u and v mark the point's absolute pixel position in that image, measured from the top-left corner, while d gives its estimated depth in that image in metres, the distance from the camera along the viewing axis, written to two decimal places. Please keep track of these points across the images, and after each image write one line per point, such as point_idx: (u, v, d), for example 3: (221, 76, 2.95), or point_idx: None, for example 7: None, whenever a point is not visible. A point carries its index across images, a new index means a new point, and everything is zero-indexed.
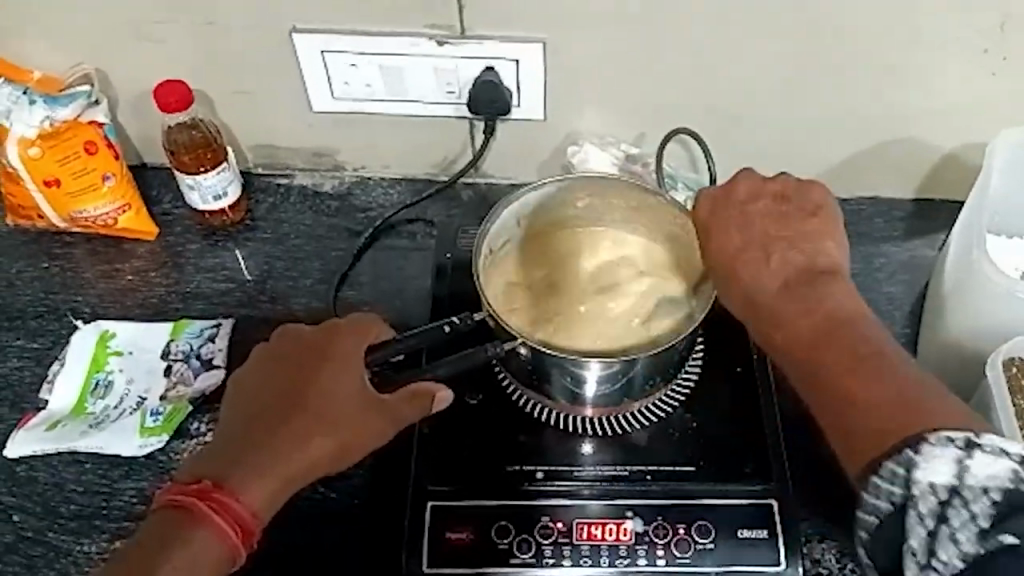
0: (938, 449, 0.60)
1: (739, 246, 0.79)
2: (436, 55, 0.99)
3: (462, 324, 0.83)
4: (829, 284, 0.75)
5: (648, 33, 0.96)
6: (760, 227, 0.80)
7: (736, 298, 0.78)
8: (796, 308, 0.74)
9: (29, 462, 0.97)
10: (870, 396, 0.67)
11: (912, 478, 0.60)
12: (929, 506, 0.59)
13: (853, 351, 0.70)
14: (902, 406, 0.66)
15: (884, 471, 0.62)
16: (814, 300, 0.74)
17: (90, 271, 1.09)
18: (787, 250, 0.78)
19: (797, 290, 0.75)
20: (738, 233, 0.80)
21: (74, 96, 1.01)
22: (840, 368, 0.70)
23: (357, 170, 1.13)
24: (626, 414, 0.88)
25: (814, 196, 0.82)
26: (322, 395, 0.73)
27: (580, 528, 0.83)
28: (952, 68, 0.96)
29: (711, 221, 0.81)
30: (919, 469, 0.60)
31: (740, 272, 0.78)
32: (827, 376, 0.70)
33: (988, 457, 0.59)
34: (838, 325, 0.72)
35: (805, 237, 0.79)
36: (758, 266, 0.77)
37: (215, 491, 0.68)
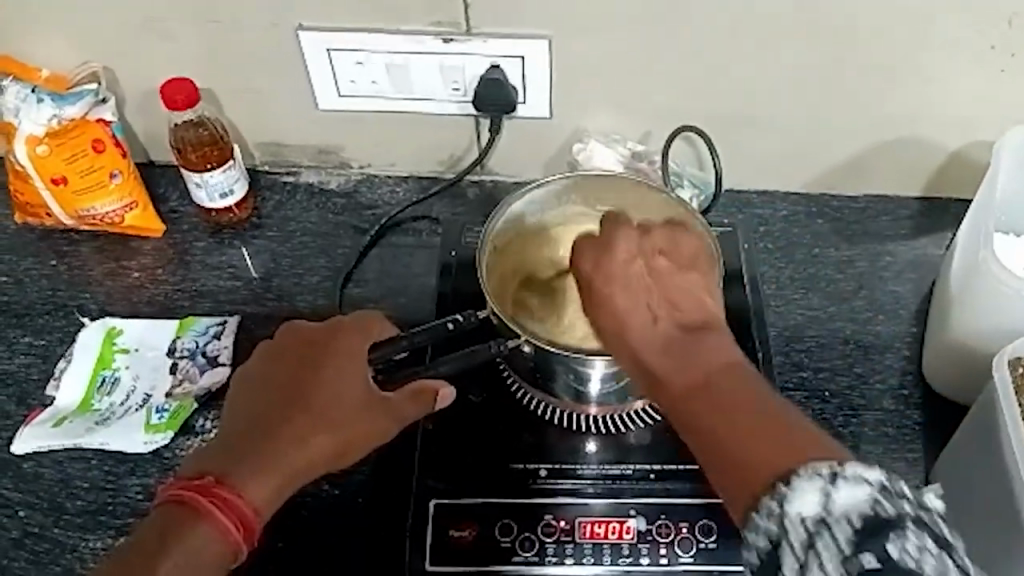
0: (806, 480, 0.55)
1: (614, 297, 0.69)
2: (441, 53, 0.99)
3: (466, 322, 0.83)
4: (704, 337, 0.66)
5: (648, 32, 0.96)
6: (640, 278, 0.70)
7: (620, 352, 0.69)
8: (669, 361, 0.65)
9: (35, 458, 0.97)
10: (742, 443, 0.60)
11: (784, 512, 0.55)
12: (798, 537, 0.54)
13: (725, 396, 0.62)
14: (772, 451, 0.59)
15: (761, 508, 0.56)
16: (688, 351, 0.65)
17: (97, 269, 1.09)
18: (663, 307, 0.68)
19: (673, 344, 0.66)
20: (621, 289, 0.69)
21: (81, 95, 1.02)
22: (712, 414, 0.62)
23: (363, 168, 1.14)
24: (628, 412, 0.88)
25: (688, 246, 0.73)
26: (325, 394, 0.73)
27: (583, 527, 0.82)
28: (959, 65, 0.95)
29: (593, 279, 0.71)
30: (790, 503, 0.55)
31: (615, 325, 0.68)
32: (703, 428, 0.62)
33: (851, 483, 0.54)
34: (714, 374, 0.64)
35: (678, 291, 0.69)
36: (632, 318, 0.68)
37: (217, 488, 0.68)
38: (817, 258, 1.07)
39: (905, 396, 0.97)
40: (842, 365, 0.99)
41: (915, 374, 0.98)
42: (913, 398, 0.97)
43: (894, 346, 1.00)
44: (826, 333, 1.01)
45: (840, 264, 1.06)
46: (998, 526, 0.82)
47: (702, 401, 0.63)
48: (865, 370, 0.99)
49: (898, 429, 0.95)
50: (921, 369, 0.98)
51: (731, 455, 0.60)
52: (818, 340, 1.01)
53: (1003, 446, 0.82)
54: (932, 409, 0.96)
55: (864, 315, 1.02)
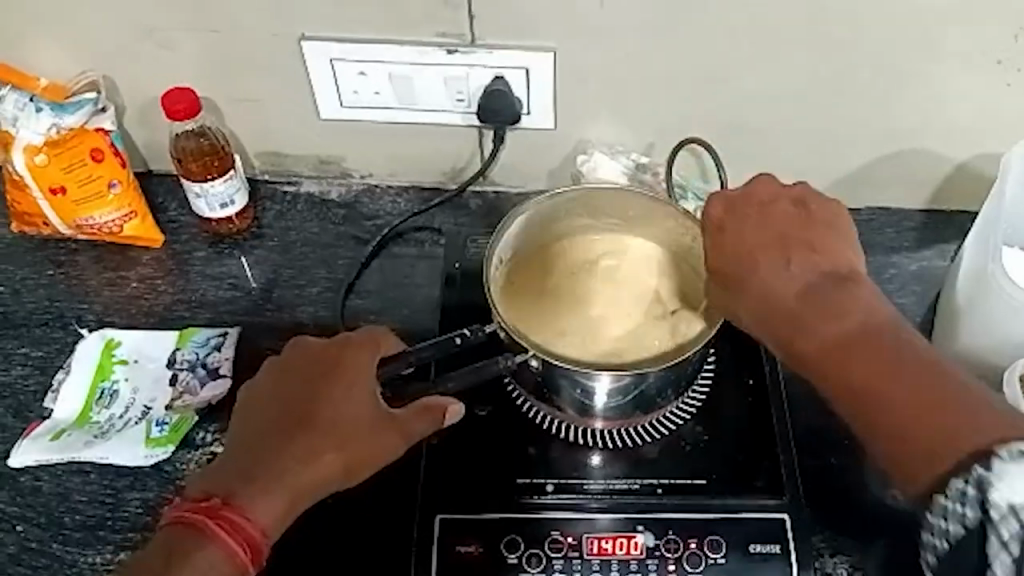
0: (1011, 468, 0.59)
1: (754, 250, 0.79)
2: (445, 65, 0.98)
3: (473, 336, 0.82)
4: (850, 291, 0.74)
5: (655, 44, 0.95)
6: (780, 234, 0.79)
7: (751, 304, 0.78)
8: (822, 324, 0.73)
9: (34, 471, 0.96)
10: (910, 404, 0.67)
11: (987, 499, 0.59)
12: (1009, 528, 0.58)
13: (882, 357, 0.70)
14: (948, 419, 0.66)
15: (954, 491, 0.62)
16: (837, 309, 0.73)
17: (94, 279, 1.08)
18: (807, 261, 0.77)
19: (818, 299, 0.74)
20: (754, 236, 0.79)
21: (80, 104, 1.01)
22: (868, 374, 0.70)
23: (364, 178, 1.13)
24: (636, 426, 0.87)
25: (829, 204, 0.81)
26: (333, 413, 0.72)
27: (590, 542, 0.82)
28: (965, 78, 0.95)
29: (728, 227, 0.81)
30: (996, 491, 0.59)
31: (754, 279, 0.78)
32: (868, 388, 0.69)
33: None
34: (871, 334, 0.71)
35: (817, 245, 0.78)
36: (776, 273, 0.77)
37: (224, 509, 0.67)
38: None
39: None
40: None
41: None
42: None
43: None
44: None
45: None
46: None
47: (857, 363, 0.71)
48: None
49: None
50: None
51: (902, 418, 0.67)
52: None
53: None
54: None
55: None
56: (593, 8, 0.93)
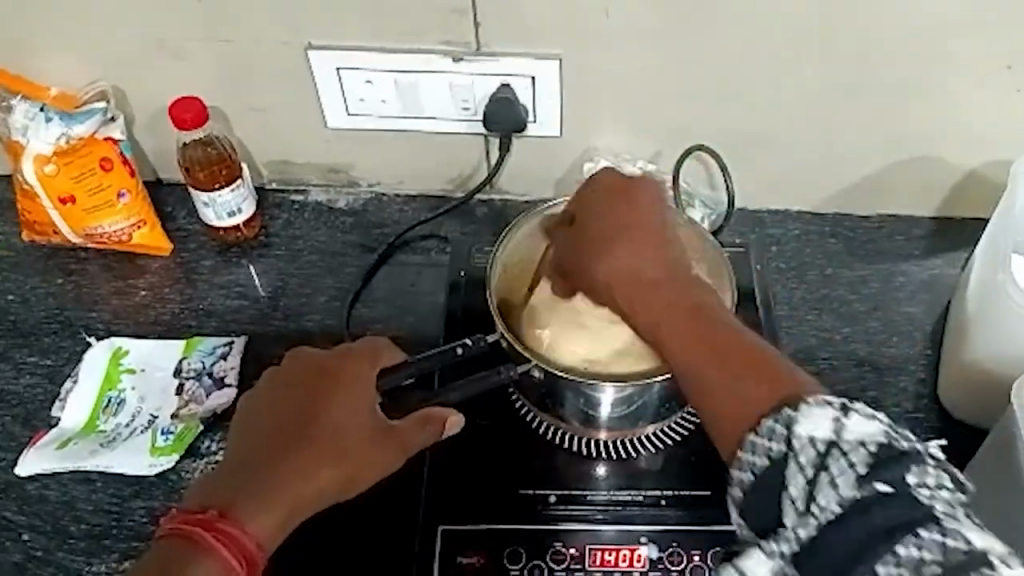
0: (816, 409, 0.60)
1: (599, 237, 0.79)
2: (451, 73, 0.98)
3: (475, 347, 0.83)
4: (665, 285, 0.74)
5: (661, 52, 0.95)
6: (609, 230, 0.78)
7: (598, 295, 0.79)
8: (647, 294, 0.74)
9: (40, 480, 0.96)
10: (720, 379, 0.67)
11: (791, 433, 0.59)
12: (808, 458, 0.58)
13: (688, 323, 0.71)
14: (739, 380, 0.66)
15: (760, 430, 0.62)
16: (649, 283, 0.75)
17: (103, 288, 1.09)
18: (634, 242, 0.77)
19: (634, 275, 0.75)
20: (592, 236, 0.79)
21: (91, 113, 1.02)
22: (689, 351, 0.70)
23: (372, 186, 1.13)
24: (640, 437, 0.87)
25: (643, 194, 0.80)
26: (331, 425, 0.72)
27: (593, 554, 0.81)
28: (976, 84, 0.94)
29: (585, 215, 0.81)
30: (801, 425, 0.59)
31: (590, 262, 0.79)
32: (696, 351, 0.69)
33: (864, 418, 0.58)
34: (691, 306, 0.72)
35: (648, 229, 0.78)
36: (610, 256, 0.77)
37: (220, 522, 0.67)
38: (830, 278, 1.05)
39: (921, 421, 0.96)
40: (854, 388, 0.97)
41: (930, 398, 0.97)
42: (930, 422, 0.95)
43: (908, 367, 0.99)
44: (840, 355, 1.00)
45: (853, 284, 1.05)
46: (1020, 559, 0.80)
47: (675, 340, 0.71)
48: (880, 393, 0.97)
49: None
50: (936, 392, 0.97)
51: (712, 378, 0.67)
52: (832, 362, 0.99)
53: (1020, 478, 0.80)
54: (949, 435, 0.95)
55: (878, 336, 1.01)
56: (599, 15, 0.93)
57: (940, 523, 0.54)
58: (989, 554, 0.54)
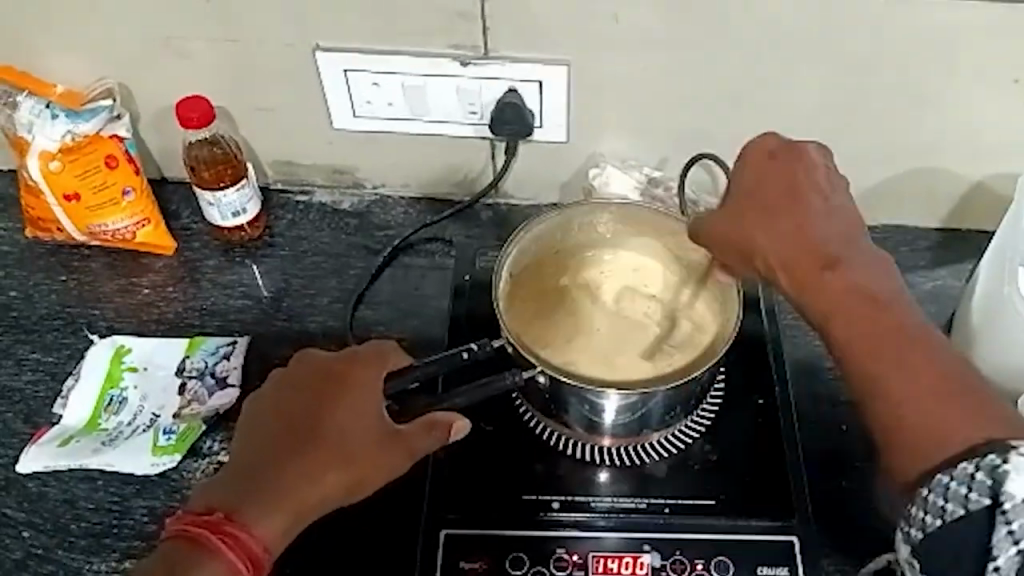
0: None
1: (776, 216, 0.76)
2: (460, 76, 0.98)
3: (479, 351, 0.82)
4: (847, 270, 0.73)
5: (670, 59, 0.95)
6: (782, 208, 0.77)
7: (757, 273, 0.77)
8: (851, 293, 0.72)
9: (41, 477, 0.96)
10: (911, 387, 0.67)
11: (1006, 490, 0.60)
12: None
13: (902, 336, 0.69)
14: (954, 407, 0.66)
15: (957, 474, 0.62)
16: (852, 284, 0.72)
17: (106, 285, 1.09)
18: (824, 233, 0.75)
19: (839, 272, 0.73)
20: (766, 213, 0.77)
21: (96, 111, 1.02)
22: (883, 352, 0.69)
23: (377, 188, 1.13)
24: (644, 444, 0.87)
25: (818, 175, 0.78)
26: (337, 428, 0.72)
27: (596, 561, 0.81)
28: (982, 97, 0.94)
29: (750, 184, 0.79)
30: (1014, 484, 0.60)
31: (758, 232, 0.77)
32: (877, 353, 0.69)
33: None
34: (870, 298, 0.71)
35: (829, 215, 0.76)
36: (779, 230, 0.76)
37: (226, 524, 0.67)
38: None
39: None
40: None
41: None
42: None
43: None
44: None
45: None
46: None
47: (862, 335, 0.70)
48: None
49: None
50: None
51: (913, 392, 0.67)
52: None
53: None
54: None
55: None
56: (608, 22, 0.93)
57: None
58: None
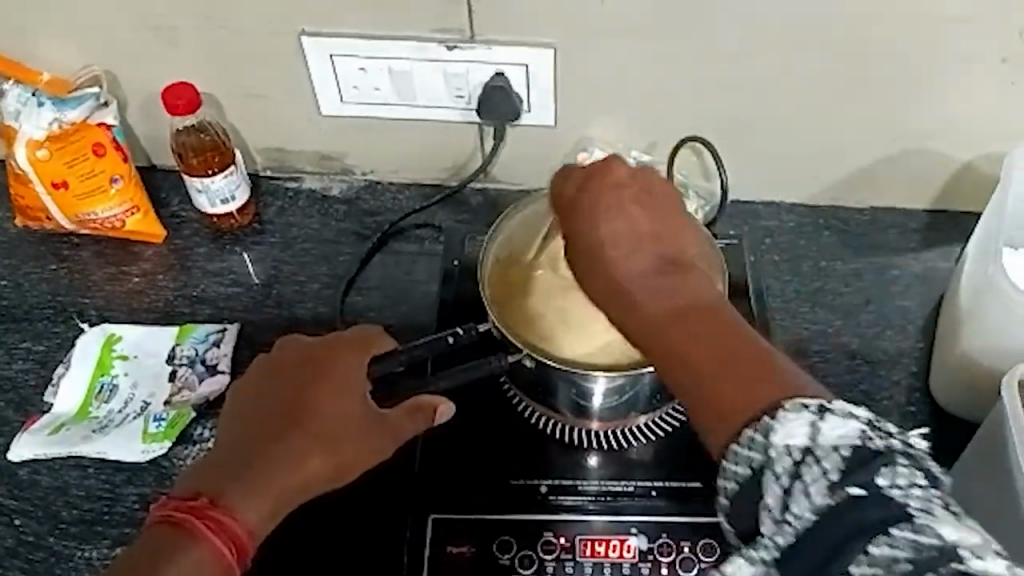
0: (793, 414, 0.57)
1: (607, 222, 0.73)
2: (446, 60, 0.98)
3: (465, 335, 0.83)
4: (682, 276, 0.70)
5: (656, 42, 0.95)
6: (636, 215, 0.73)
7: (598, 280, 0.72)
8: (660, 296, 0.68)
9: (32, 465, 0.96)
10: (720, 371, 0.62)
11: (768, 442, 0.57)
12: (784, 466, 0.55)
13: (705, 326, 0.65)
14: (756, 378, 0.61)
15: (743, 439, 0.58)
16: (665, 285, 0.69)
17: (97, 273, 1.09)
18: (648, 241, 0.72)
19: (650, 279, 0.70)
20: (617, 217, 0.73)
21: (82, 99, 1.01)
22: (698, 346, 0.64)
23: (366, 174, 1.13)
24: (631, 428, 0.87)
25: (669, 199, 0.75)
26: (320, 412, 0.72)
27: (583, 544, 0.81)
28: (970, 78, 0.94)
29: (580, 201, 0.75)
30: (776, 432, 0.56)
31: (596, 232, 0.73)
32: (708, 347, 0.64)
33: (840, 419, 0.56)
34: (690, 304, 0.67)
35: (661, 227, 0.73)
36: (613, 240, 0.72)
37: (210, 509, 0.67)
38: (824, 270, 1.05)
39: (912, 414, 0.96)
40: (847, 381, 0.98)
41: (922, 391, 0.97)
42: (921, 415, 0.96)
43: (901, 361, 0.99)
44: (833, 348, 1.00)
45: (846, 277, 1.05)
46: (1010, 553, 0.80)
47: (681, 329, 0.65)
48: (871, 386, 0.97)
49: None
50: (928, 385, 0.97)
51: (700, 381, 0.63)
52: (824, 355, 0.99)
53: (1012, 470, 0.80)
54: (940, 428, 0.95)
55: (871, 329, 1.01)
56: (593, 5, 0.92)
57: (909, 520, 0.52)
58: (960, 548, 0.51)
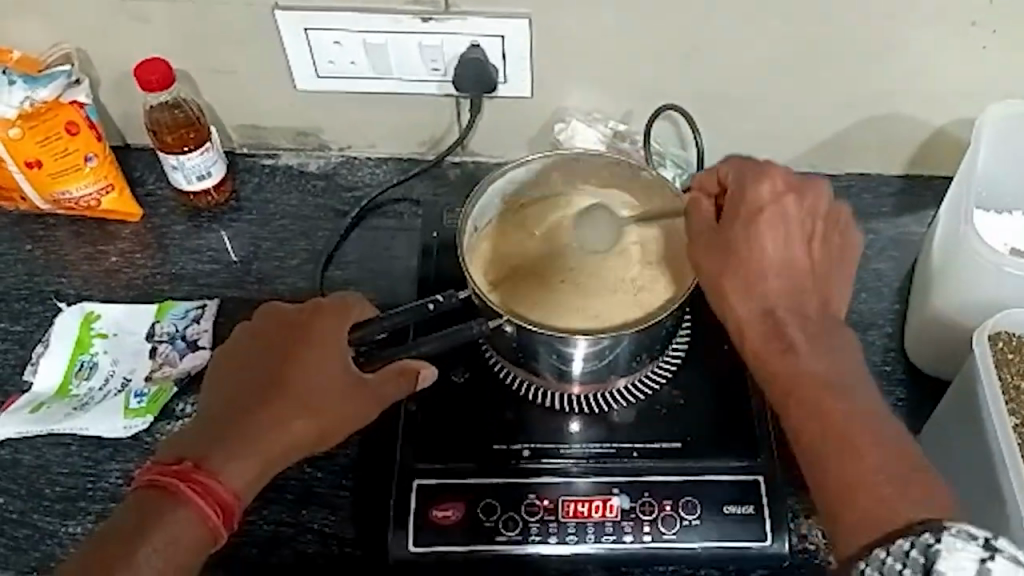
0: (958, 544, 0.62)
1: (769, 241, 0.75)
2: (422, 33, 0.97)
3: (446, 302, 0.83)
4: (837, 340, 0.74)
5: (631, 12, 0.95)
6: (801, 253, 0.75)
7: (749, 308, 0.75)
8: (813, 356, 0.73)
9: (13, 444, 0.96)
10: (865, 469, 0.68)
11: (932, 566, 0.61)
12: None
13: (860, 410, 0.71)
14: (885, 478, 0.68)
15: (893, 549, 0.64)
16: (833, 350, 0.73)
17: (73, 253, 1.08)
18: (809, 288, 0.75)
19: (819, 333, 0.74)
20: (778, 244, 0.75)
21: (54, 76, 0.99)
22: (857, 434, 0.70)
23: (343, 149, 1.13)
24: (612, 391, 0.88)
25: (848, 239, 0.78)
26: (304, 379, 0.72)
27: (566, 506, 0.83)
28: (939, 43, 0.95)
29: (761, 215, 0.75)
30: (942, 560, 0.61)
31: (764, 251, 0.75)
32: (861, 437, 0.69)
33: (1008, 563, 0.60)
34: (837, 377, 0.72)
35: (821, 268, 0.76)
36: (775, 265, 0.75)
37: (195, 473, 0.68)
38: None
39: (888, 373, 0.97)
40: None
41: (897, 351, 0.99)
42: (896, 374, 0.97)
43: (876, 323, 1.00)
44: None
45: None
46: (983, 506, 0.82)
47: (818, 404, 0.71)
48: None
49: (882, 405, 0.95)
50: (903, 345, 0.98)
51: (846, 478, 0.69)
52: None
53: (984, 421, 0.81)
54: (916, 386, 0.97)
55: (846, 293, 1.03)
56: None
57: None
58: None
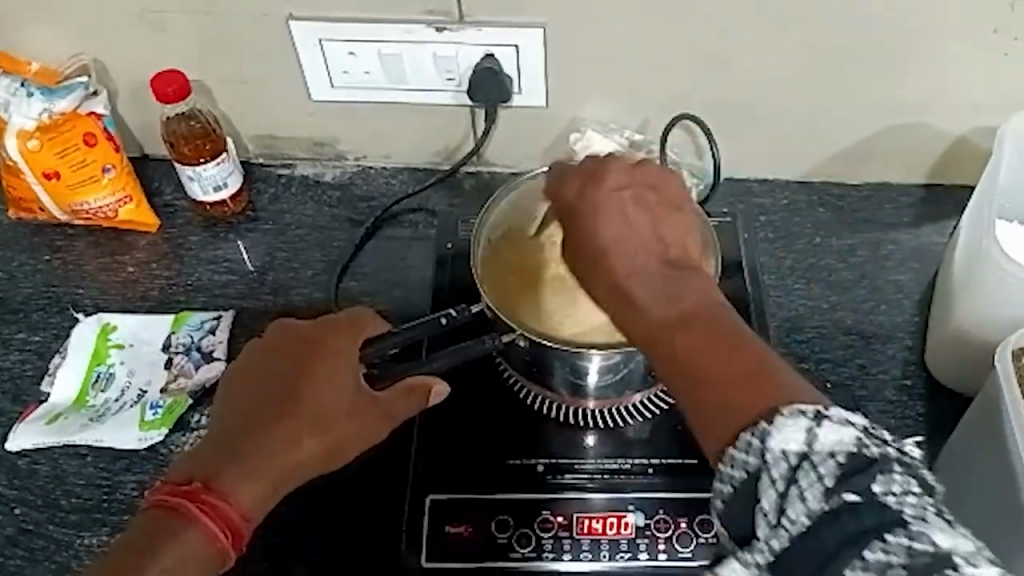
0: (789, 420, 0.56)
1: (600, 212, 0.73)
2: (435, 42, 0.97)
3: (459, 316, 0.83)
4: (688, 278, 0.67)
5: (647, 21, 0.94)
6: (639, 220, 0.71)
7: (601, 279, 0.70)
8: (660, 295, 0.66)
9: (30, 455, 0.97)
10: (721, 385, 0.60)
11: (764, 446, 0.56)
12: (780, 471, 0.55)
13: (709, 329, 0.63)
14: (739, 386, 0.59)
15: (738, 445, 0.57)
16: (676, 289, 0.66)
17: (92, 264, 1.09)
18: (650, 245, 0.70)
19: (663, 282, 0.67)
20: (617, 220, 0.72)
21: (72, 88, 1.00)
22: (709, 358, 0.61)
23: (359, 159, 1.12)
24: (627, 406, 0.87)
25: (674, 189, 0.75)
26: (314, 397, 0.72)
27: (581, 523, 0.82)
28: (960, 51, 0.94)
29: (580, 203, 0.75)
30: (772, 437, 0.55)
31: (597, 226, 0.72)
32: (713, 357, 0.61)
33: (835, 426, 0.55)
34: (692, 311, 0.64)
35: (665, 216, 0.72)
36: (609, 233, 0.71)
37: (205, 493, 0.67)
38: (818, 247, 1.05)
39: (908, 387, 0.96)
40: (843, 356, 0.98)
41: (918, 364, 0.97)
42: (917, 388, 0.96)
43: (896, 336, 0.99)
44: (826, 324, 1.00)
45: (840, 253, 1.05)
46: (1006, 525, 0.80)
47: (672, 337, 0.63)
48: (866, 361, 0.97)
49: (902, 420, 0.94)
50: (924, 358, 0.97)
51: (707, 401, 0.60)
52: (819, 331, 0.99)
53: (1006, 439, 0.80)
54: (937, 400, 0.95)
55: (866, 305, 1.01)
56: None
57: (905, 527, 0.51)
58: (954, 556, 0.50)
